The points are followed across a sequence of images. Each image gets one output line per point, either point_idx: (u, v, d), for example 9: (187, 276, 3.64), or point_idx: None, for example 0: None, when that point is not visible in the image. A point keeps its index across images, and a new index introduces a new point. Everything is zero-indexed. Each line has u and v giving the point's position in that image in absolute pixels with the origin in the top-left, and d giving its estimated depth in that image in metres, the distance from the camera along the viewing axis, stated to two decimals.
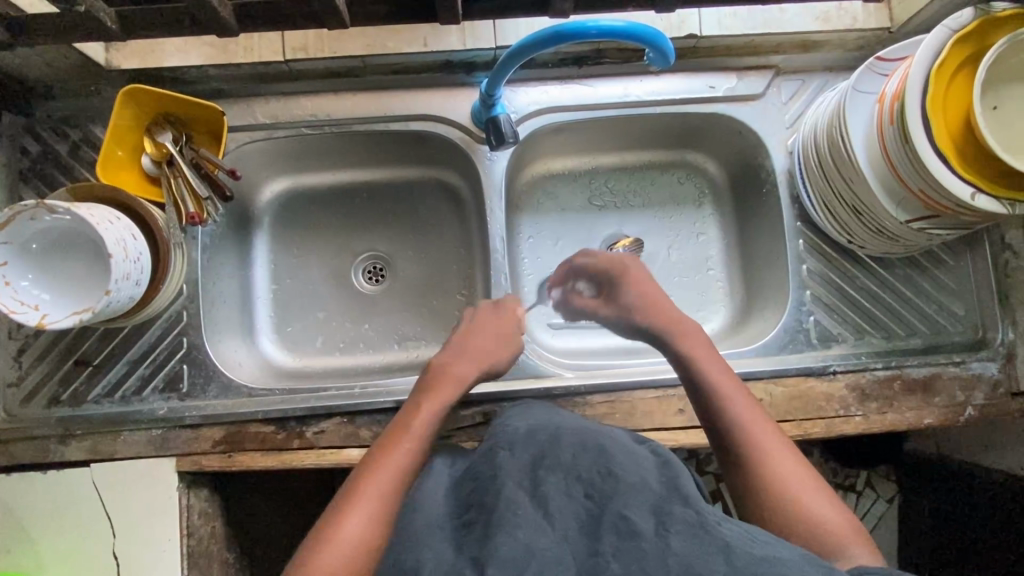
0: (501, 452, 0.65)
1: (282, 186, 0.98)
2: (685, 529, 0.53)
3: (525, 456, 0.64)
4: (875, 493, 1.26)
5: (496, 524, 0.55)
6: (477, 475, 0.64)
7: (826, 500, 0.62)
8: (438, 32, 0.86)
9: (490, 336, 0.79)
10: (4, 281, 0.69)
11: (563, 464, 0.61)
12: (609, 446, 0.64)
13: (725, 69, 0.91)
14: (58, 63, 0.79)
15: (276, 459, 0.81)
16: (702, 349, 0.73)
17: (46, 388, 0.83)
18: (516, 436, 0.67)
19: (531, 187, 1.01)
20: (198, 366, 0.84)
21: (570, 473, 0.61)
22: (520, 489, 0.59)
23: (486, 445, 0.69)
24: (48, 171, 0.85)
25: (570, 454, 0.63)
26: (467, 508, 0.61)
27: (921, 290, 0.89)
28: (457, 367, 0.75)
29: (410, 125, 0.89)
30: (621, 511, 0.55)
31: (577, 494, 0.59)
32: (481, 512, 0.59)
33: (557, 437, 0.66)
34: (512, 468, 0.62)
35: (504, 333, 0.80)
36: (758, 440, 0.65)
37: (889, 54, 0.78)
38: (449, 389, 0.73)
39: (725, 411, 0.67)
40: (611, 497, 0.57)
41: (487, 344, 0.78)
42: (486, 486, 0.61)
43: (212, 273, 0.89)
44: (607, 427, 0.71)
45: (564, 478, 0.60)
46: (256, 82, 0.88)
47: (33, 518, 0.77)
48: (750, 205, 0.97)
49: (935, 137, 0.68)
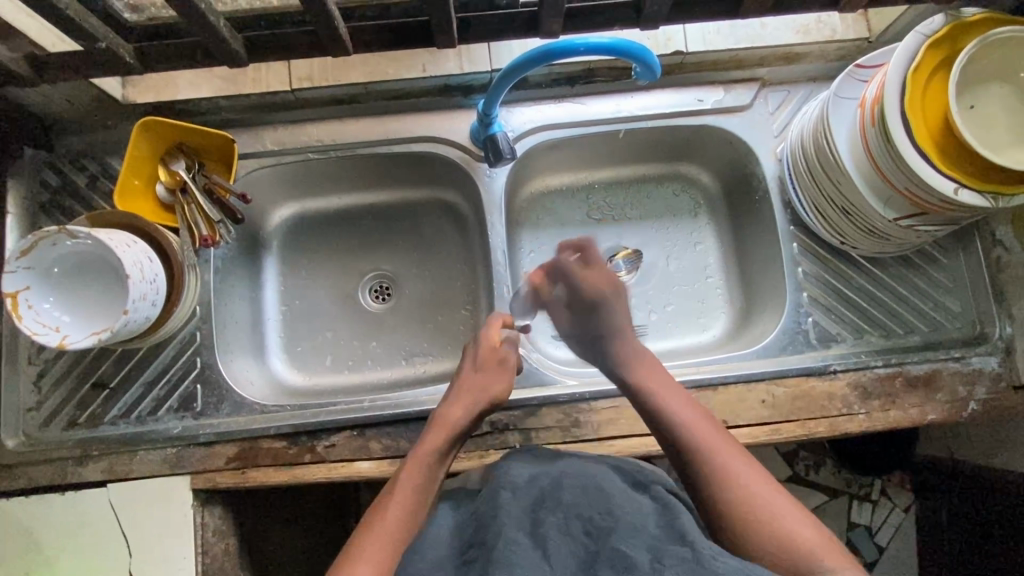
0: (502, 491, 0.67)
1: (290, 211, 1.01)
2: (680, 562, 0.55)
3: (526, 496, 0.66)
4: (891, 502, 1.26)
5: (496, 560, 0.57)
6: (478, 514, 0.66)
7: (799, 516, 0.63)
8: (436, 58, 0.90)
9: (480, 377, 0.81)
10: (27, 305, 0.72)
11: (564, 504, 0.64)
12: (610, 488, 0.66)
13: (712, 83, 0.95)
14: (78, 99, 0.84)
15: (288, 474, 0.82)
16: (658, 379, 0.77)
17: (63, 412, 0.85)
18: (515, 480, 0.69)
19: (531, 204, 1.04)
20: (211, 385, 0.87)
21: (570, 511, 0.63)
22: (520, 528, 0.61)
23: (489, 489, 0.69)
24: (67, 202, 0.89)
25: (572, 494, 0.65)
26: (469, 546, 0.63)
27: (915, 288, 0.90)
28: (448, 415, 0.78)
29: (412, 146, 0.93)
30: (617, 547, 0.58)
31: (577, 533, 0.61)
32: (482, 549, 0.61)
33: (558, 482, 0.67)
34: (512, 508, 0.64)
35: (495, 373, 0.81)
36: (725, 465, 0.67)
37: (867, 61, 0.82)
38: (441, 437, 0.75)
39: (690, 440, 0.70)
40: (609, 535, 0.60)
41: (478, 388, 0.80)
42: (486, 522, 0.63)
43: (224, 295, 0.92)
44: (605, 468, 0.72)
45: (562, 516, 0.62)
46: (265, 111, 0.92)
47: (51, 538, 0.79)
48: (744, 213, 1.00)
49: (916, 138, 0.71)
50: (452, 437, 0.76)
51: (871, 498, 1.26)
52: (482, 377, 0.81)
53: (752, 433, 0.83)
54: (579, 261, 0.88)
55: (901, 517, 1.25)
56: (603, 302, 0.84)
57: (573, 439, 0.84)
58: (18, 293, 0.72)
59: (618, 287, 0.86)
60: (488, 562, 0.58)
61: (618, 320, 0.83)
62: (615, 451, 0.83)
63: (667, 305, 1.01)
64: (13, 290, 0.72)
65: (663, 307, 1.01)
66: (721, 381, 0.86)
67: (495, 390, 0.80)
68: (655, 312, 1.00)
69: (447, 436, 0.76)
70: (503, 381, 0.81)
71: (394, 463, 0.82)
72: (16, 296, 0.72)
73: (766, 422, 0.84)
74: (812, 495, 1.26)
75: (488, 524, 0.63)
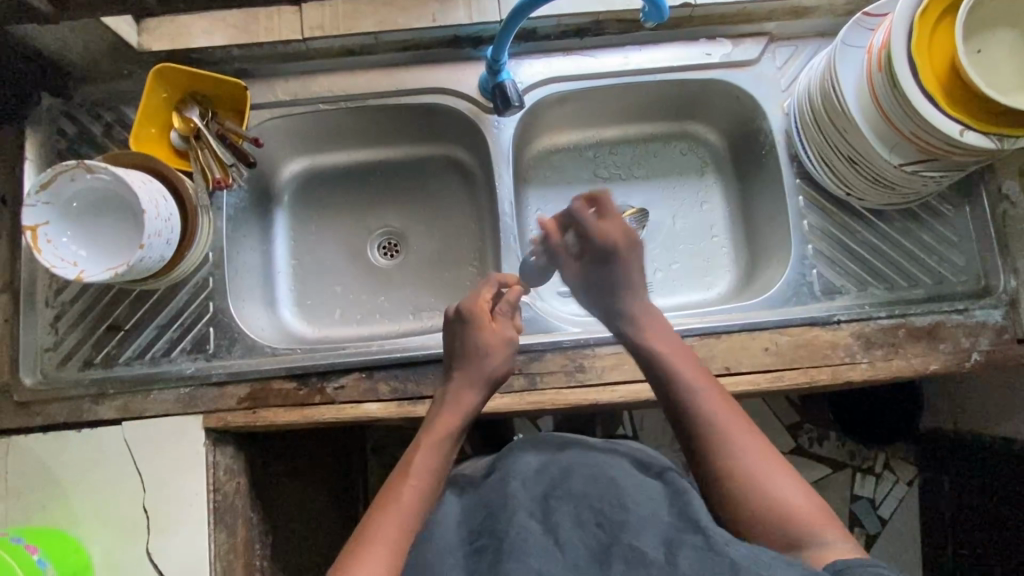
0: (512, 480, 0.70)
1: (300, 165, 1.03)
2: (693, 552, 0.56)
3: (538, 487, 0.69)
4: (895, 476, 1.24)
5: (507, 551, 0.60)
6: (489, 503, 0.69)
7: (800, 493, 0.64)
8: (446, 8, 0.91)
9: (484, 362, 0.77)
10: (46, 239, 0.77)
11: (574, 494, 0.67)
12: (620, 480, 0.68)
13: (721, 36, 0.95)
14: (95, 45, 0.85)
15: (297, 413, 0.84)
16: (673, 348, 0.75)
17: (81, 352, 0.87)
18: (525, 469, 0.72)
19: (538, 161, 1.05)
20: (224, 328, 0.88)
21: (581, 503, 0.66)
22: (532, 516, 0.64)
23: (497, 477, 0.73)
24: (82, 149, 0.90)
25: (581, 484, 0.68)
26: (480, 535, 0.66)
27: (921, 242, 0.91)
28: (458, 400, 0.75)
29: (421, 98, 0.94)
30: (631, 542, 0.59)
31: (588, 524, 0.63)
32: (492, 538, 0.64)
33: (568, 470, 0.70)
34: (524, 498, 0.67)
35: (498, 354, 0.78)
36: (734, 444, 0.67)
37: (875, 9, 0.83)
38: (451, 425, 0.73)
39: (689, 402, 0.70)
40: (621, 529, 0.61)
41: (479, 367, 0.77)
42: (498, 513, 0.66)
43: (237, 244, 0.93)
44: (609, 449, 0.75)
45: (571, 506, 0.65)
46: (277, 61, 0.94)
47: (68, 473, 0.81)
48: (750, 170, 1.01)
49: (921, 80, 0.72)
50: (462, 421, 0.74)
51: (875, 472, 1.24)
52: (480, 352, 0.77)
53: (755, 379, 0.84)
54: (592, 214, 0.81)
55: (904, 490, 1.23)
56: (616, 255, 0.80)
57: (577, 383, 0.85)
58: (38, 226, 0.76)
59: (633, 240, 0.80)
60: (499, 552, 0.61)
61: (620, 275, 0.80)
62: (619, 395, 0.84)
63: (673, 263, 1.02)
64: (33, 224, 0.76)
65: (668, 264, 1.01)
66: (726, 329, 0.87)
67: (496, 369, 0.77)
68: (660, 269, 1.01)
69: (460, 420, 0.74)
70: (506, 364, 0.78)
71: (401, 405, 0.84)
72: (36, 229, 0.76)
73: (768, 369, 0.85)
74: (816, 467, 1.26)
75: (498, 513, 0.66)
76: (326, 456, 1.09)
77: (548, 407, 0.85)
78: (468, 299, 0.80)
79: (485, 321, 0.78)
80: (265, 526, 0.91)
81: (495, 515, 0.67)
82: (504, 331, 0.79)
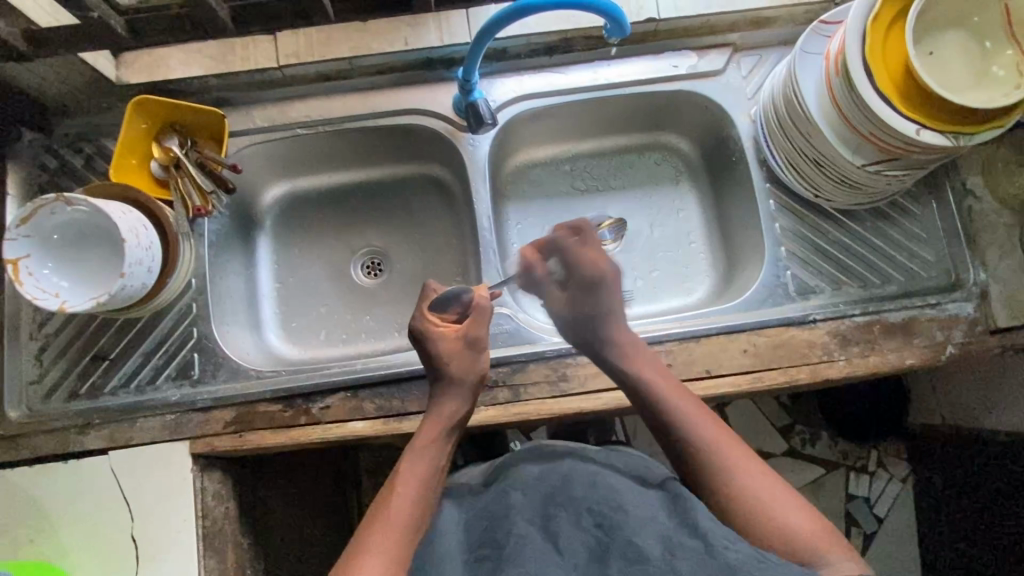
0: (514, 490, 0.70)
1: (280, 189, 1.04)
2: (690, 555, 0.57)
3: (538, 494, 0.70)
4: (889, 473, 1.25)
5: (507, 556, 0.61)
6: (490, 513, 0.69)
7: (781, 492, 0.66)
8: (418, 31, 0.93)
9: (453, 369, 0.76)
10: (27, 272, 0.78)
11: (574, 500, 0.67)
12: (619, 484, 0.69)
13: (686, 49, 0.98)
14: (74, 80, 0.87)
15: (283, 435, 0.84)
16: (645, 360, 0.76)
17: (65, 384, 0.87)
18: (526, 477, 0.73)
19: (515, 176, 1.07)
20: (208, 354, 0.89)
21: (581, 508, 0.66)
22: (531, 523, 0.65)
23: (498, 485, 0.73)
24: (64, 183, 0.91)
25: (582, 490, 0.68)
26: (480, 544, 0.66)
27: (891, 239, 0.93)
28: (439, 407, 0.75)
29: (397, 119, 0.96)
30: (629, 539, 0.60)
31: (587, 528, 0.64)
32: (493, 547, 0.65)
33: (569, 478, 0.71)
34: (524, 507, 0.68)
35: (470, 357, 0.77)
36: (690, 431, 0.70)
37: (831, 17, 0.85)
38: (437, 430, 0.73)
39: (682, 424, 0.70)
40: (620, 530, 0.62)
41: (456, 376, 0.76)
42: (498, 522, 0.67)
43: (220, 269, 0.94)
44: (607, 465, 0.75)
45: (572, 512, 0.66)
46: (254, 88, 0.96)
47: (54, 506, 0.81)
48: (723, 176, 1.03)
49: (875, 79, 0.74)
50: (447, 430, 0.74)
51: (868, 471, 1.25)
52: (451, 361, 0.76)
53: (735, 381, 0.85)
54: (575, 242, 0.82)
55: (899, 488, 1.24)
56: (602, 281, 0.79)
57: (561, 393, 0.86)
58: (19, 260, 0.77)
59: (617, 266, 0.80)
60: (500, 560, 0.62)
61: (607, 302, 0.79)
62: (603, 403, 0.85)
63: (652, 270, 1.03)
64: (15, 257, 0.77)
65: (648, 272, 1.03)
66: (704, 333, 0.88)
67: (472, 372, 0.76)
68: (639, 277, 1.03)
69: (441, 429, 0.74)
70: (480, 362, 0.77)
71: (387, 422, 0.85)
72: (17, 263, 0.77)
73: (748, 370, 0.86)
74: (809, 469, 1.26)
75: (500, 522, 0.67)
76: (315, 479, 1.09)
77: (533, 417, 0.85)
78: (416, 316, 0.78)
79: (443, 331, 0.77)
80: (256, 551, 0.90)
81: (496, 525, 0.67)
82: (471, 332, 0.76)
